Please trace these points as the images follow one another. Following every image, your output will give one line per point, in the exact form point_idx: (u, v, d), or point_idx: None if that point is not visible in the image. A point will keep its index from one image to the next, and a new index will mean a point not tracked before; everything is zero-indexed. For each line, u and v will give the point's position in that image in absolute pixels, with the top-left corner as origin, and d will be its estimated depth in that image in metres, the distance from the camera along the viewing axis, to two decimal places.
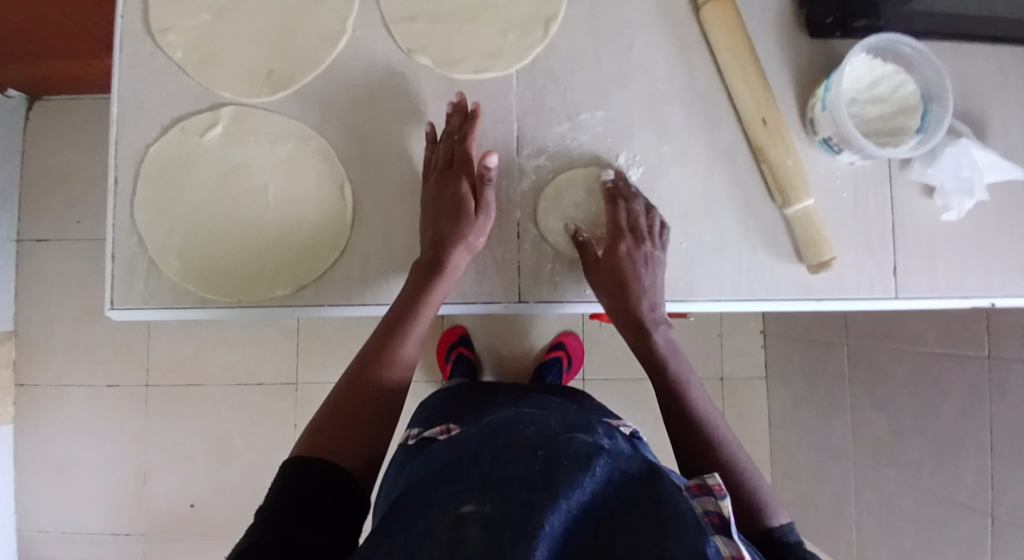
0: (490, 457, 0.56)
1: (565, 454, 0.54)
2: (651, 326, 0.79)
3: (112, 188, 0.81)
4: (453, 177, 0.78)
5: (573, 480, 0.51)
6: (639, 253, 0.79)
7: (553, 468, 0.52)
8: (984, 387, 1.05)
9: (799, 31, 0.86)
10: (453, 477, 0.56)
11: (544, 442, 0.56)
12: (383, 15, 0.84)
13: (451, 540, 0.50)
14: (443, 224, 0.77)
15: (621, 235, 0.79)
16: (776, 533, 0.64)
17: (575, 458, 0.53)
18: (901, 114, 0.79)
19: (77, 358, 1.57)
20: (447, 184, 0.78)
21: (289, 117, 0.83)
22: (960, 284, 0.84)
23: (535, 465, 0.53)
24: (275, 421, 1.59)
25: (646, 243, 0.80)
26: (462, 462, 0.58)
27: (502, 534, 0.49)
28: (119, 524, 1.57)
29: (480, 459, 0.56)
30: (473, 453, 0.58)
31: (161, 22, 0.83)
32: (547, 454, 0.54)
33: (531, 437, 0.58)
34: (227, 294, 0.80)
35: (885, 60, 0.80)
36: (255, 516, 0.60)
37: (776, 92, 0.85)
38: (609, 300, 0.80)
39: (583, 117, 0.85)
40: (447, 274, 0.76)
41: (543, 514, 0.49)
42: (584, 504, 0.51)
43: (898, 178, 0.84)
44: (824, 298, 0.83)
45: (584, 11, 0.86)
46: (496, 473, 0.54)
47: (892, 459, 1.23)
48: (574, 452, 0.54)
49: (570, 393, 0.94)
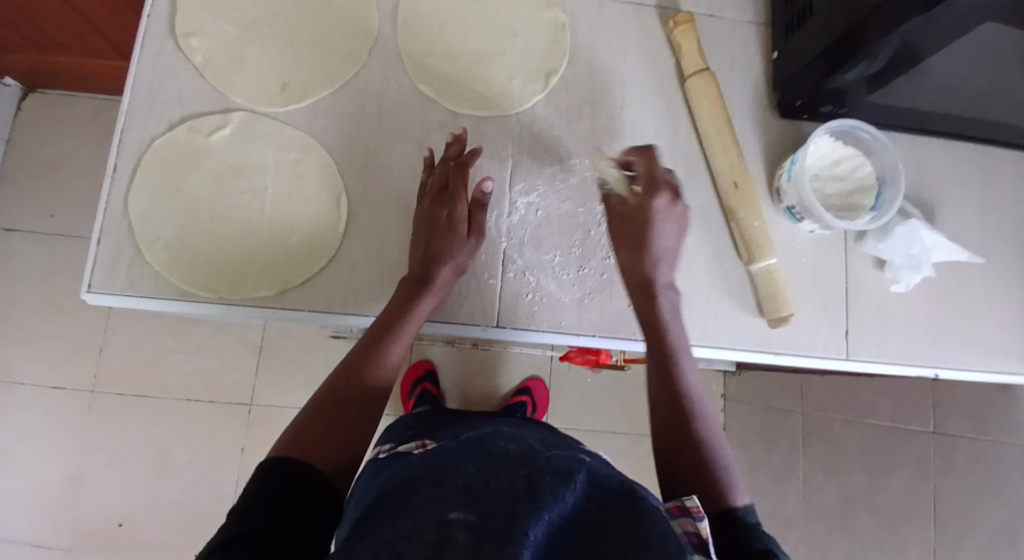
0: (473, 468, 0.59)
1: (548, 470, 0.58)
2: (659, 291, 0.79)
3: (111, 175, 0.83)
4: (445, 198, 0.83)
5: (555, 492, 0.55)
6: (666, 208, 0.80)
7: (536, 482, 0.56)
8: (929, 461, 1.11)
9: (772, 110, 0.96)
10: (438, 482, 0.58)
11: (526, 459, 0.60)
12: (399, 49, 0.90)
13: (437, 541, 0.52)
14: (435, 242, 0.81)
15: (653, 189, 0.80)
16: (735, 512, 0.62)
17: (556, 473, 0.57)
18: (858, 192, 0.88)
19: (25, 354, 1.51)
20: (441, 205, 0.82)
21: (297, 129, 0.87)
22: (906, 352, 0.90)
23: (518, 479, 0.57)
24: (225, 440, 1.54)
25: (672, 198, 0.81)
26: (444, 470, 0.60)
27: (488, 537, 0.52)
28: (39, 536, 1.47)
29: (464, 470, 0.59)
30: (456, 462, 0.61)
31: (187, 27, 0.87)
32: (530, 471, 0.58)
33: (513, 452, 0.62)
34: (209, 288, 0.81)
35: (846, 143, 0.89)
36: (230, 512, 0.58)
37: (749, 162, 0.94)
38: (627, 255, 0.81)
39: (573, 163, 0.91)
40: (434, 289, 0.80)
41: (528, 521, 0.53)
42: (564, 515, 0.55)
43: (853, 249, 0.92)
44: (781, 351, 0.89)
45: (583, 68, 0.94)
46: (480, 483, 0.57)
47: (841, 529, 1.26)
48: (556, 468, 0.58)
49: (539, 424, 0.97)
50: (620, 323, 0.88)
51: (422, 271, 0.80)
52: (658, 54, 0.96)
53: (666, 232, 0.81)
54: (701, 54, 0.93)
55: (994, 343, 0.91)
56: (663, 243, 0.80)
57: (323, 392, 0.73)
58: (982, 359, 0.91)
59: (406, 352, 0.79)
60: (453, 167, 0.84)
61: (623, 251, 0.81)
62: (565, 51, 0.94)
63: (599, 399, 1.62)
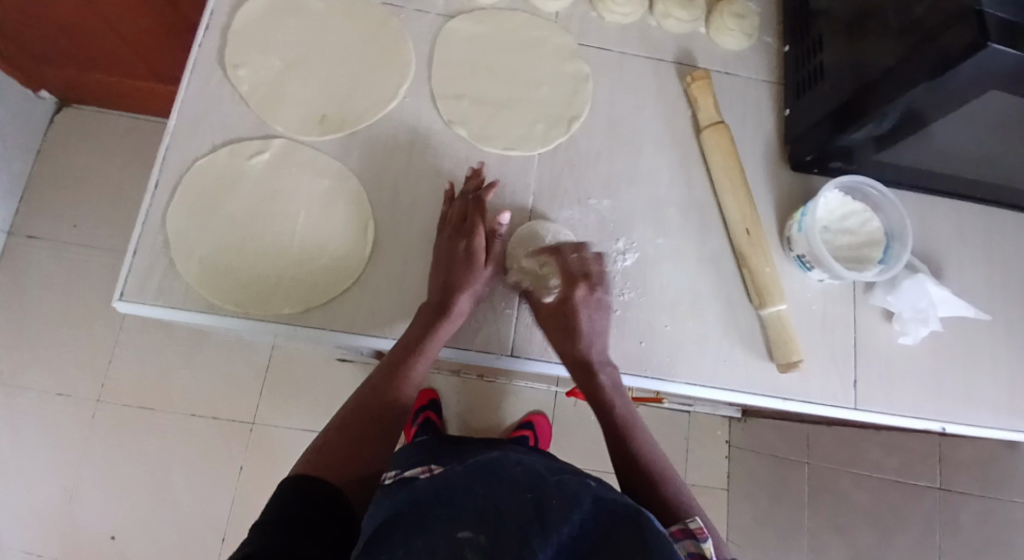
0: (482, 490, 0.63)
1: (557, 494, 0.61)
2: (598, 368, 0.84)
3: (152, 191, 0.87)
4: (464, 231, 0.86)
5: (564, 515, 0.58)
6: (592, 300, 0.85)
7: (545, 508, 0.59)
8: (935, 519, 1.11)
9: (784, 164, 1.00)
10: (449, 502, 0.63)
11: (535, 484, 0.63)
12: (433, 88, 0.95)
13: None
14: (452, 272, 0.84)
15: (576, 283, 0.85)
16: None
17: (564, 497, 0.60)
18: (867, 245, 0.92)
19: (36, 361, 1.54)
20: (460, 238, 0.85)
21: (332, 157, 0.91)
22: (914, 405, 0.92)
23: (526, 503, 0.60)
24: (226, 459, 1.55)
25: (599, 290, 0.86)
26: (454, 492, 0.65)
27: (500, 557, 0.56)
28: (31, 545, 1.47)
29: (473, 490, 0.64)
30: (468, 483, 0.65)
31: (234, 58, 0.92)
32: (538, 496, 0.61)
33: (522, 476, 0.64)
34: (237, 304, 0.84)
35: (854, 198, 0.93)
36: (252, 530, 0.59)
37: (761, 211, 0.97)
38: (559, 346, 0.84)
39: (592, 203, 0.95)
40: (452, 318, 0.83)
41: (537, 543, 0.56)
42: (572, 537, 0.58)
43: (861, 300, 0.95)
44: (789, 397, 0.91)
45: (604, 116, 0.99)
46: (490, 505, 0.61)
47: None
48: (565, 492, 0.61)
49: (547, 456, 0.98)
50: (632, 360, 0.90)
51: (439, 300, 0.83)
52: (676, 105, 1.01)
53: (594, 317, 0.85)
54: (717, 108, 0.98)
55: (1000, 401, 0.92)
56: (596, 327, 0.85)
57: (341, 419, 0.76)
58: (987, 416, 0.92)
59: (423, 378, 0.82)
60: (473, 201, 0.87)
61: (551, 333, 0.85)
62: (587, 99, 0.99)
63: (602, 439, 1.62)
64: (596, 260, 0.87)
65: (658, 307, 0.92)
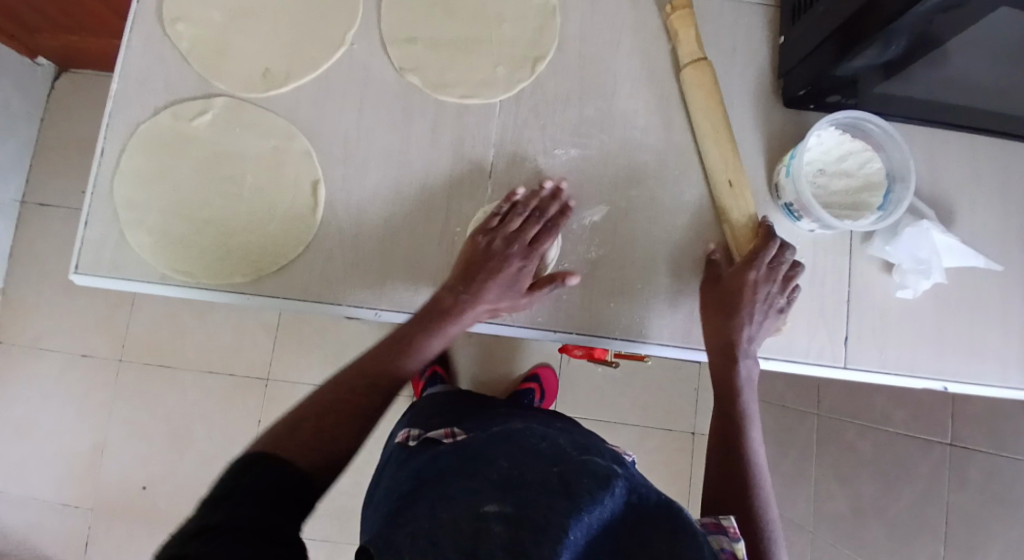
0: (507, 463, 0.61)
1: (585, 472, 0.58)
2: (742, 356, 0.80)
3: (99, 158, 0.85)
4: (762, 237, 0.81)
5: (596, 495, 0.55)
6: (763, 289, 0.80)
7: (570, 482, 0.57)
8: (945, 474, 1.05)
9: (775, 100, 0.89)
10: (474, 475, 0.61)
11: (558, 458, 0.61)
12: (382, 34, 0.88)
13: (474, 532, 0.54)
14: (485, 288, 0.79)
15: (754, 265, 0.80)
16: None
17: (596, 476, 0.57)
18: (864, 190, 0.83)
19: (59, 324, 1.60)
20: (511, 257, 0.80)
21: (277, 115, 0.86)
22: (911, 362, 0.84)
23: (551, 475, 0.58)
24: (241, 414, 1.59)
25: (773, 285, 0.81)
26: (476, 465, 0.63)
27: (523, 532, 0.53)
28: (71, 496, 1.57)
29: (498, 464, 0.61)
30: (490, 458, 0.63)
31: (174, 13, 0.87)
32: (564, 469, 0.59)
33: (545, 450, 0.63)
34: (190, 273, 0.83)
35: (853, 137, 0.83)
36: (209, 503, 0.58)
37: (746, 155, 0.88)
38: (711, 324, 0.82)
39: (557, 152, 0.87)
40: (456, 321, 0.80)
41: (566, 518, 0.53)
42: (604, 518, 0.55)
43: (857, 251, 0.86)
44: (770, 356, 0.84)
45: (574, 55, 0.90)
46: (515, 477, 0.59)
47: (851, 537, 1.21)
48: (596, 471, 0.58)
49: (534, 413, 0.96)
50: (601, 322, 0.85)
51: (453, 300, 0.80)
52: (655, 40, 0.91)
53: (769, 316, 0.81)
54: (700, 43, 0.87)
55: (1009, 357, 0.84)
56: (769, 329, 0.82)
57: (323, 396, 0.75)
58: (995, 373, 0.84)
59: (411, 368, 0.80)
60: (540, 222, 0.82)
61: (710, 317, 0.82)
62: (555, 36, 0.90)
63: (610, 390, 1.59)
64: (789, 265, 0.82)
65: (628, 263, 0.86)
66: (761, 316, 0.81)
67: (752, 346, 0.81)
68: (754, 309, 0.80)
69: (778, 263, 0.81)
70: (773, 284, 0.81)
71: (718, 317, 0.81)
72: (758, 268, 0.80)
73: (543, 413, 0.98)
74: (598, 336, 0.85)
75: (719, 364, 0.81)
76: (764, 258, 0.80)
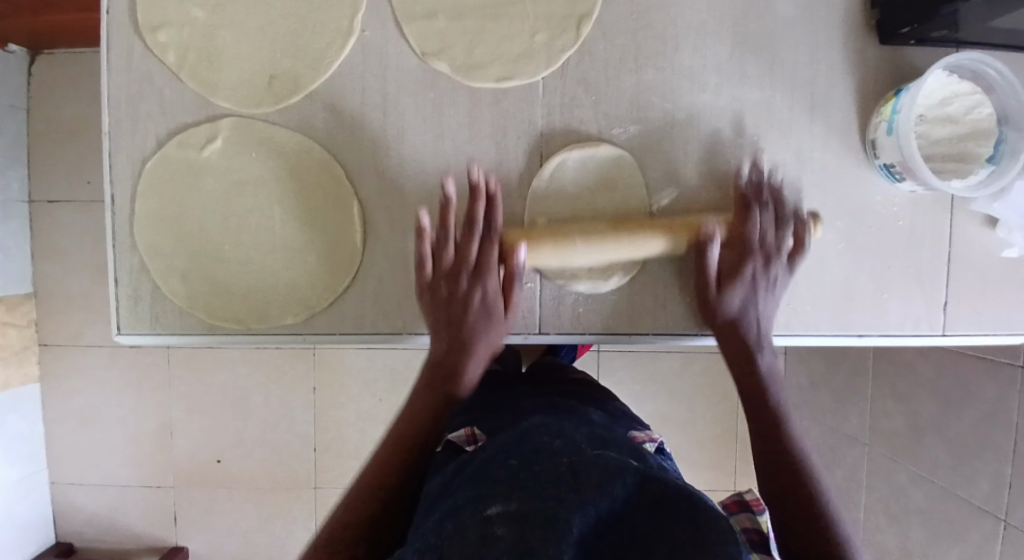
0: (515, 460, 0.55)
1: (593, 465, 0.53)
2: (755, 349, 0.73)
3: (109, 204, 0.77)
4: (739, 212, 0.73)
5: (602, 486, 0.50)
6: (763, 277, 0.74)
7: (581, 474, 0.51)
8: (1012, 398, 0.98)
9: (865, 35, 0.76)
10: (482, 478, 0.55)
11: (569, 451, 0.56)
12: (396, 12, 0.76)
13: (479, 538, 0.48)
14: (459, 316, 0.73)
15: (747, 257, 0.73)
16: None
17: (603, 468, 0.52)
18: (975, 138, 0.72)
19: (99, 319, 1.47)
20: (456, 273, 0.72)
21: (294, 130, 0.76)
22: (1013, 322, 0.78)
23: (561, 467, 0.53)
24: (294, 386, 1.49)
25: (774, 266, 0.74)
26: (485, 468, 0.57)
27: (532, 529, 0.47)
28: (149, 476, 1.52)
29: (506, 463, 0.56)
30: (500, 459, 0.57)
31: (153, 18, 0.75)
32: (574, 461, 0.54)
33: (557, 444, 0.58)
34: (235, 319, 0.77)
35: (961, 78, 0.72)
36: None
37: (831, 107, 0.77)
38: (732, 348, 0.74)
39: (615, 132, 0.77)
40: (472, 369, 0.73)
41: (571, 511, 0.48)
42: (613, 512, 0.50)
43: (959, 207, 0.77)
44: (865, 333, 0.78)
45: (623, 7, 0.76)
46: (524, 474, 0.53)
47: (906, 452, 1.19)
48: (604, 463, 0.53)
49: (562, 407, 0.74)
50: (677, 317, 0.78)
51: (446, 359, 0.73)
52: None
53: (776, 292, 0.75)
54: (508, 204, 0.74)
55: None
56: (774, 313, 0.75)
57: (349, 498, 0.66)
58: None
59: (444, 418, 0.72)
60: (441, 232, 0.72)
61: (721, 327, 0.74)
62: None
63: None
64: (776, 230, 0.74)
65: None
66: (764, 297, 0.74)
67: (761, 328, 0.74)
68: (750, 290, 0.74)
69: (765, 233, 0.74)
70: (769, 263, 0.74)
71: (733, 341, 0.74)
72: (750, 250, 0.73)
73: (577, 384, 0.89)
74: (677, 334, 0.78)
75: (734, 355, 0.74)
76: (752, 240, 0.73)
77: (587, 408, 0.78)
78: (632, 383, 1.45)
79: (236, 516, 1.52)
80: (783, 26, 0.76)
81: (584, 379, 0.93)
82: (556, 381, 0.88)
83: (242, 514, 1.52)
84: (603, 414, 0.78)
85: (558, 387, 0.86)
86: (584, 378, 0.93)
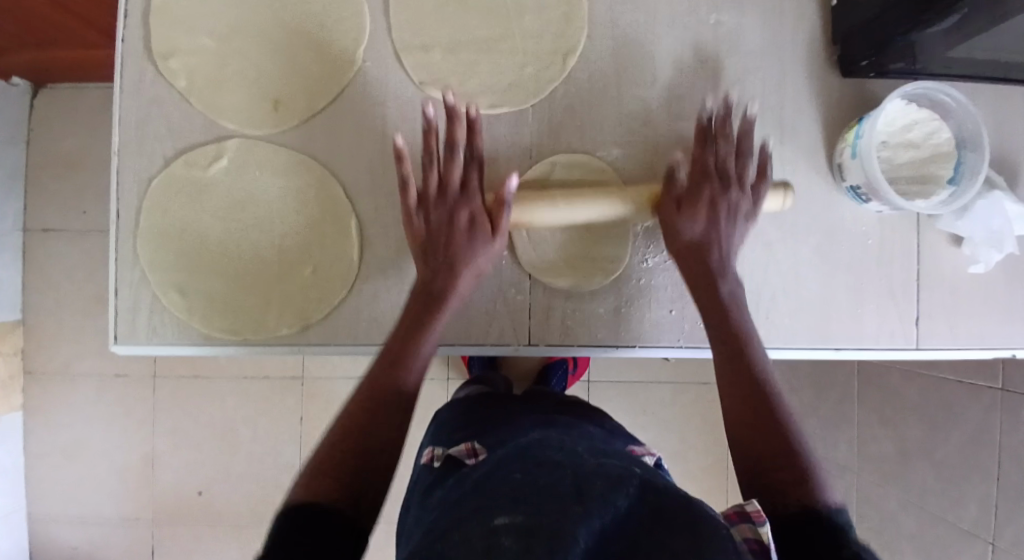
0: (519, 474, 0.57)
1: (597, 477, 0.54)
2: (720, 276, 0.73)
3: (115, 221, 0.80)
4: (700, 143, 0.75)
5: (607, 498, 0.51)
6: (729, 202, 0.74)
7: (586, 489, 0.52)
8: (994, 419, 1.02)
9: (830, 69, 0.83)
10: (488, 492, 0.56)
11: (573, 466, 0.57)
12: (395, 44, 0.81)
13: (485, 549, 0.48)
14: (440, 246, 0.73)
15: (711, 179, 0.74)
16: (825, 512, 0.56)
17: (607, 479, 0.53)
18: (934, 161, 0.77)
19: (88, 348, 1.47)
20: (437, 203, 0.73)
21: (295, 152, 0.80)
22: (985, 336, 0.82)
23: (566, 481, 0.54)
24: (284, 415, 1.49)
25: (738, 192, 0.75)
26: (490, 481, 0.58)
27: (536, 541, 0.48)
28: (132, 510, 1.49)
29: (510, 476, 0.57)
30: (503, 471, 0.59)
31: (164, 47, 0.80)
32: (579, 475, 0.54)
33: (560, 459, 0.59)
34: (234, 332, 0.79)
35: (920, 106, 0.78)
36: None
37: (802, 135, 0.82)
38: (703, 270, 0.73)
39: (601, 155, 0.81)
40: (448, 302, 0.72)
41: (576, 523, 0.48)
42: (618, 523, 0.51)
43: (925, 226, 0.82)
44: (843, 347, 0.81)
45: (605, 41, 0.82)
46: (528, 487, 0.54)
47: (895, 478, 1.20)
48: (607, 474, 0.54)
49: (558, 423, 0.77)
50: (662, 330, 0.81)
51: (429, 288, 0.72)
52: (694, 13, 0.82)
53: (738, 223, 0.75)
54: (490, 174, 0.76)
55: None
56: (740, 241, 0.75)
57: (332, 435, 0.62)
58: None
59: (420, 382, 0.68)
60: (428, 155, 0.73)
61: (691, 254, 0.74)
62: (583, 23, 0.82)
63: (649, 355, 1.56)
64: (737, 157, 0.76)
65: None
66: (729, 224, 0.74)
67: (727, 256, 0.74)
68: (717, 214, 0.74)
69: (727, 159, 0.75)
70: (733, 186, 0.75)
71: (705, 274, 0.73)
72: (712, 173, 0.74)
73: (573, 405, 0.91)
74: (662, 346, 0.81)
75: (701, 283, 0.73)
76: (714, 164, 0.74)
77: (584, 424, 0.80)
78: (621, 412, 1.47)
79: (222, 552, 1.49)
80: (754, 61, 0.82)
81: (577, 400, 0.95)
82: (549, 399, 0.90)
83: (228, 550, 1.49)
84: (600, 429, 0.80)
85: (554, 405, 0.88)
86: (579, 400, 0.95)
